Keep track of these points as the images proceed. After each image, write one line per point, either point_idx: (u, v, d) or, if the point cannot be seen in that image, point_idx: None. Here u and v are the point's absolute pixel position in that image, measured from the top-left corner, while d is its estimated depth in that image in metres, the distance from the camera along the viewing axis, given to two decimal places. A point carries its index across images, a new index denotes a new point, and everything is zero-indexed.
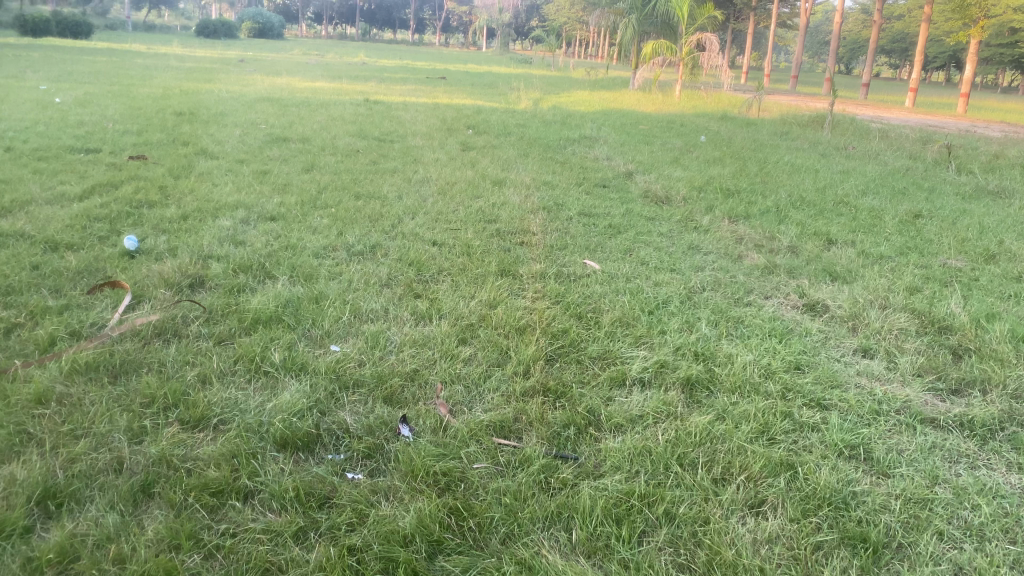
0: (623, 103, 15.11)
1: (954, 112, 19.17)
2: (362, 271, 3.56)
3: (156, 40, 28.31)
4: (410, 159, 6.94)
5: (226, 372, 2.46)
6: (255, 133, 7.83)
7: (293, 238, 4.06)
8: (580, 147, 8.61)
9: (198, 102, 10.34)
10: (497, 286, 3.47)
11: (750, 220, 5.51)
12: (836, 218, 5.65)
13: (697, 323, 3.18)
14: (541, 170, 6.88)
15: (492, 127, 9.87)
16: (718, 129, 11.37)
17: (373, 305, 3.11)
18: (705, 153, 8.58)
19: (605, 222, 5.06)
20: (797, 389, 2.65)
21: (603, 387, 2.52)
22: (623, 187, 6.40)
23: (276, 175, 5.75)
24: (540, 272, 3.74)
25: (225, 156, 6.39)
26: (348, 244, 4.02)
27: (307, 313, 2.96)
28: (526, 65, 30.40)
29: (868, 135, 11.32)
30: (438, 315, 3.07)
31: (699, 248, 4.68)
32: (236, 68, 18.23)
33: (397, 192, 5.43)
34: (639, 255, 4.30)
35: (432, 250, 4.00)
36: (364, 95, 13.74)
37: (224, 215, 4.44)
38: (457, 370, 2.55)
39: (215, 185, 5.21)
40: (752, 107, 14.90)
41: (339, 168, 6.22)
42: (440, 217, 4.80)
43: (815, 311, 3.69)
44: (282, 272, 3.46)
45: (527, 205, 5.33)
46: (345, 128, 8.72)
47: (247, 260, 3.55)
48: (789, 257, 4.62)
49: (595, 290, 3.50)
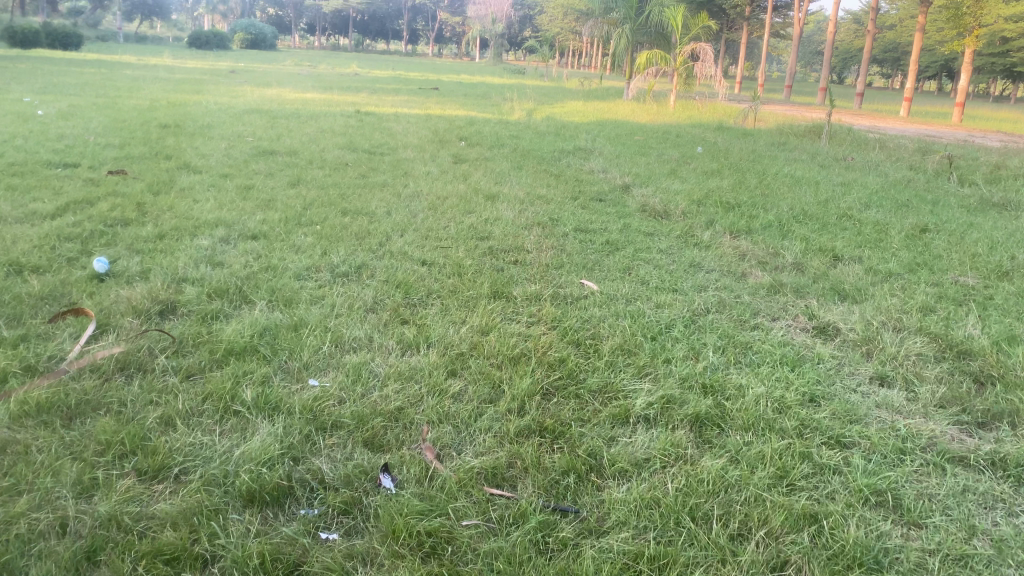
0: (617, 114, 14.95)
1: (950, 121, 19.07)
2: (346, 294, 3.35)
3: (147, 52, 28.06)
4: (400, 173, 6.75)
5: (192, 413, 2.24)
6: (241, 146, 7.63)
7: (274, 258, 3.85)
8: (575, 158, 8.43)
9: (185, 114, 10.14)
10: (490, 309, 3.27)
11: (752, 235, 5.32)
12: (839, 233, 5.47)
13: (702, 350, 2.98)
14: (535, 183, 6.69)
15: (485, 138, 9.69)
16: (714, 139, 11.20)
17: (356, 333, 2.90)
18: (702, 164, 8.40)
19: (602, 238, 4.87)
20: (814, 425, 2.45)
21: (604, 426, 2.31)
22: (620, 200, 6.21)
23: (261, 190, 5.55)
24: (536, 293, 3.54)
25: (209, 170, 6.18)
26: (332, 264, 3.81)
27: (285, 343, 2.76)
28: (518, 76, 30.31)
29: (866, 145, 11.18)
30: (426, 343, 2.86)
31: (701, 265, 4.49)
32: (226, 80, 18.02)
33: (386, 207, 5.23)
34: (638, 273, 4.10)
35: (421, 270, 3.80)
36: (355, 106, 13.55)
37: (202, 234, 4.23)
38: (445, 408, 2.34)
39: (195, 202, 5.01)
40: (748, 116, 14.75)
41: (327, 182, 6.03)
42: (430, 234, 4.60)
43: (826, 333, 3.49)
44: (260, 296, 3.25)
45: (521, 221, 5.13)
46: (335, 140, 8.52)
47: (223, 283, 3.35)
48: (794, 275, 4.44)
49: (593, 313, 3.30)
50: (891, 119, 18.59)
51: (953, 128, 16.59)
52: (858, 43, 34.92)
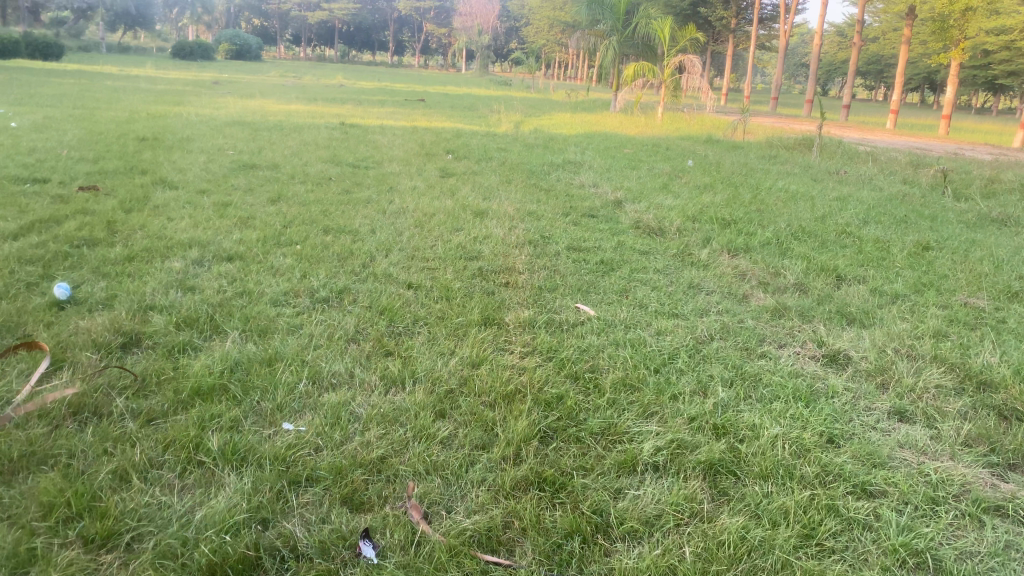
0: (605, 126, 14.81)
1: (937, 133, 19.06)
2: (326, 323, 3.12)
3: (129, 62, 27.66)
4: (385, 188, 6.52)
5: (149, 466, 2.01)
6: (220, 161, 7.38)
7: (250, 282, 3.62)
8: (565, 172, 8.24)
9: (164, 126, 9.87)
10: (481, 338, 3.05)
11: (751, 253, 5.13)
12: (840, 251, 5.30)
13: (710, 385, 2.77)
14: (525, 198, 6.49)
15: (473, 152, 9.48)
16: (705, 153, 11.06)
17: (336, 368, 2.67)
18: (694, 178, 8.23)
19: (596, 257, 4.67)
20: (837, 471, 2.24)
21: (609, 476, 2.10)
22: (612, 216, 6.02)
23: (240, 207, 5.31)
24: (529, 320, 3.32)
25: (185, 186, 5.93)
26: (312, 288, 3.58)
27: (260, 379, 2.54)
28: (505, 87, 30.18)
29: (857, 158, 11.08)
30: (412, 379, 2.64)
31: (700, 287, 4.29)
32: (209, 91, 17.73)
33: (369, 225, 5.00)
34: (636, 296, 3.90)
35: (406, 294, 3.58)
36: (340, 118, 13.32)
37: (174, 255, 3.99)
38: (433, 456, 2.12)
39: (169, 221, 4.76)
40: (738, 129, 14.65)
41: (309, 198, 5.80)
42: (416, 254, 4.38)
43: (836, 362, 3.30)
44: (232, 325, 3.01)
45: (512, 238, 4.93)
46: (318, 154, 8.29)
47: (194, 312, 3.11)
48: (796, 296, 4.25)
49: (591, 342, 3.09)
50: (879, 131, 18.54)
51: (941, 140, 16.57)
52: (842, 56, 35.08)
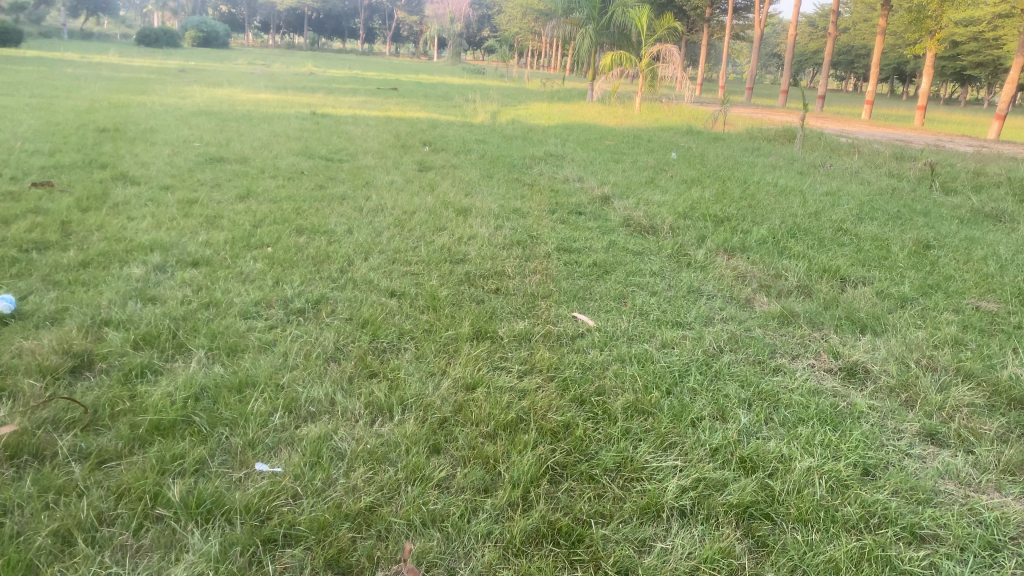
0: (583, 117, 14.55)
1: (912, 124, 19.02)
2: (302, 339, 2.83)
3: (92, 50, 26.83)
4: (361, 183, 6.21)
5: (98, 523, 1.71)
6: (186, 154, 7.01)
7: (218, 291, 3.31)
8: (547, 165, 7.98)
9: (127, 116, 9.45)
10: (474, 357, 2.77)
11: (748, 253, 4.90)
12: (838, 250, 5.09)
13: (728, 408, 2.52)
14: (508, 194, 6.21)
15: (450, 143, 9.17)
16: (687, 145, 10.84)
17: (314, 394, 2.38)
18: (680, 172, 8.00)
19: (588, 259, 4.41)
20: (881, 512, 2.01)
21: (632, 525, 1.85)
22: (600, 213, 5.77)
23: (206, 205, 4.97)
24: (524, 334, 3.06)
25: (147, 182, 5.58)
26: (286, 298, 3.28)
27: (230, 409, 2.24)
28: (479, 76, 29.86)
29: (839, 150, 10.94)
30: (401, 407, 2.36)
31: (700, 291, 4.05)
32: (175, 80, 17.21)
33: (346, 225, 4.70)
34: (635, 303, 3.65)
35: (389, 305, 3.29)
36: (311, 107, 12.94)
37: (135, 260, 3.66)
38: (430, 505, 1.85)
39: (129, 221, 4.42)
40: (717, 120, 14.46)
41: (280, 194, 5.48)
42: (397, 257, 4.09)
43: (855, 376, 3.07)
44: (197, 342, 2.71)
45: (498, 239, 4.66)
46: (290, 146, 7.94)
47: (155, 327, 2.80)
48: (801, 301, 4.03)
49: (594, 359, 2.84)
50: (855, 123, 18.49)
51: (916, 132, 16.55)
52: (816, 46, 35.13)
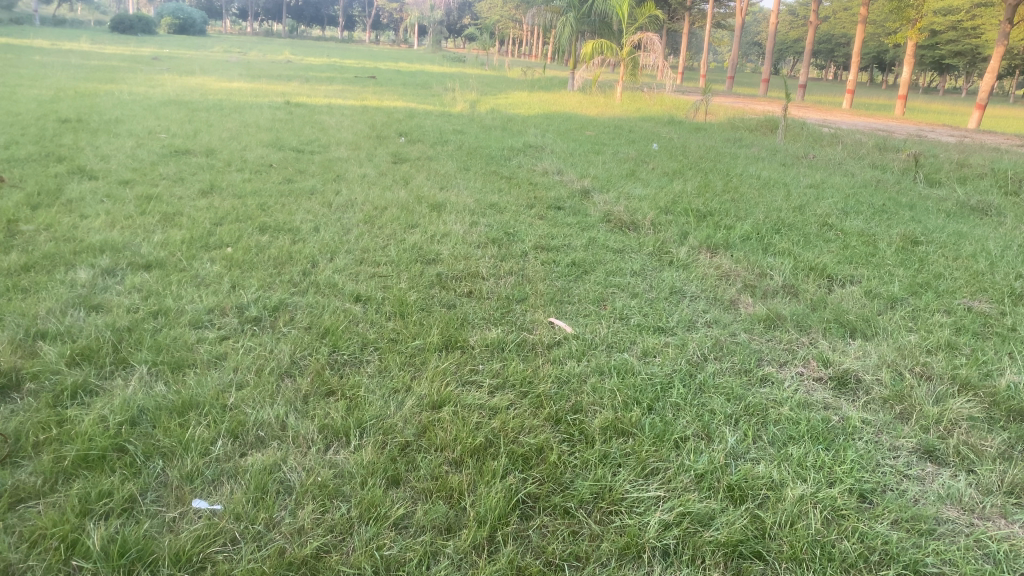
0: (563, 106, 14.34)
1: (893, 114, 18.93)
2: (256, 353, 2.62)
3: (63, 37, 26.23)
4: (332, 176, 5.98)
5: None
6: (150, 145, 6.74)
7: (169, 296, 3.09)
8: (526, 157, 7.77)
9: (91, 106, 9.14)
10: (441, 371, 2.58)
11: (731, 250, 4.73)
12: (825, 247, 4.93)
13: (713, 425, 2.35)
14: (485, 188, 6.00)
15: (427, 134, 8.94)
16: (668, 135, 10.68)
17: (264, 418, 2.18)
18: (661, 164, 7.82)
19: (566, 258, 4.23)
20: (882, 547, 1.84)
21: (608, 568, 1.67)
22: (580, 208, 5.58)
23: (166, 201, 4.73)
24: (497, 343, 2.86)
25: (105, 176, 5.32)
26: (242, 304, 3.07)
27: (168, 437, 2.04)
28: (459, 64, 29.56)
29: (821, 140, 10.82)
30: (358, 430, 2.16)
31: (683, 291, 3.88)
32: (147, 67, 16.83)
33: (312, 222, 4.48)
34: (615, 307, 3.46)
35: (353, 313, 3.09)
36: (286, 96, 12.65)
37: (83, 262, 3.44)
38: (384, 551, 1.66)
39: (81, 219, 4.17)
40: (700, 109, 14.30)
41: (246, 189, 5.24)
42: (365, 258, 3.89)
43: (846, 385, 2.91)
44: (139, 357, 2.49)
45: (473, 237, 4.46)
46: (259, 137, 7.68)
47: (94, 339, 2.58)
48: (787, 302, 3.86)
49: (570, 371, 2.65)
50: (836, 112, 18.39)
51: (896, 121, 16.46)
52: (796, 34, 35.10)
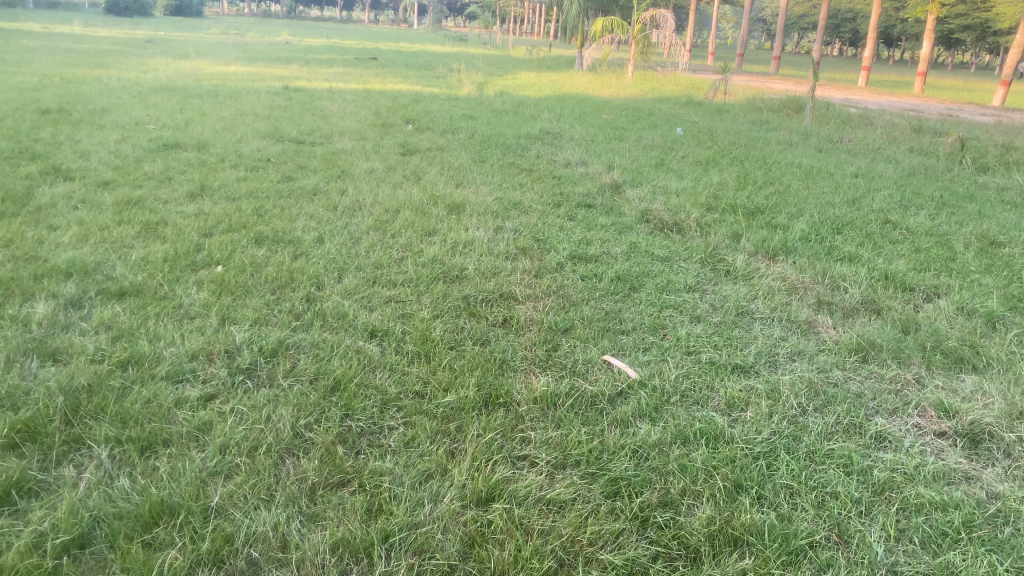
0: (574, 87, 13.70)
1: (913, 91, 18.15)
2: (250, 420, 2.07)
3: (55, 20, 25.53)
4: (335, 171, 5.43)
5: None
6: (136, 139, 6.16)
7: (144, 337, 2.53)
8: (544, 146, 7.20)
9: (78, 94, 8.57)
10: (484, 445, 2.01)
11: (791, 255, 4.17)
12: (895, 250, 4.35)
13: (845, 525, 1.81)
14: (504, 184, 5.43)
15: (436, 121, 8.33)
16: (691, 118, 10.07)
17: (259, 532, 1.63)
18: (691, 152, 7.22)
19: (608, 270, 3.67)
20: None
21: None
22: (612, 206, 5.02)
23: (149, 207, 4.17)
24: (548, 397, 2.30)
25: (83, 176, 4.76)
26: (232, 348, 2.51)
27: (127, 571, 1.49)
28: (461, 44, 28.88)
29: (850, 122, 10.20)
30: (384, 546, 1.62)
31: (751, 311, 3.32)
32: (141, 50, 16.21)
33: (315, 230, 3.92)
34: (679, 336, 2.89)
35: (369, 355, 2.53)
36: (284, 80, 12.04)
37: (45, 290, 2.87)
38: None
39: (49, 231, 3.61)
40: (718, 89, 13.60)
41: (240, 189, 4.68)
42: (378, 276, 3.33)
43: (979, 445, 2.34)
44: (99, 433, 1.94)
45: (500, 246, 3.91)
46: (256, 127, 7.11)
47: (41, 407, 2.02)
48: (872, 324, 3.29)
49: (648, 439, 2.08)
50: (855, 90, 17.63)
51: (919, 99, 15.74)
52: (805, 9, 34.19)
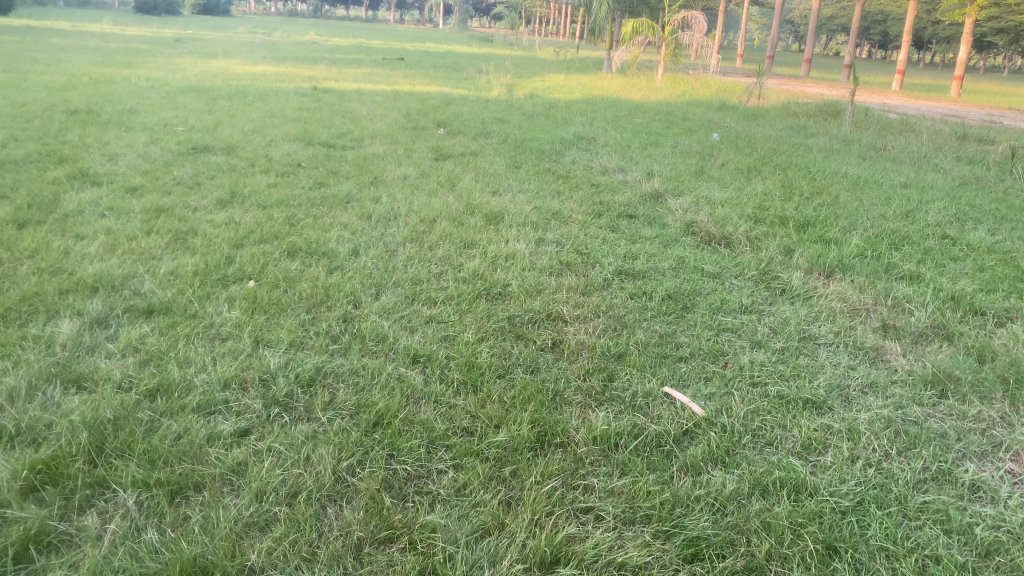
0: (605, 89, 13.49)
1: (949, 96, 17.71)
2: (288, 462, 1.90)
3: (86, 18, 25.70)
4: (368, 177, 5.27)
5: None
6: (165, 141, 6.04)
7: (174, 361, 2.37)
8: (579, 151, 7.00)
9: (107, 94, 8.49)
10: (545, 494, 1.83)
11: (849, 273, 3.94)
12: (958, 269, 4.11)
13: None
14: (542, 191, 5.24)
15: (467, 124, 8.16)
16: (726, 123, 9.82)
17: None
18: (731, 159, 7.00)
19: (658, 288, 3.47)
20: None
21: None
22: (655, 216, 4.82)
23: (178, 214, 4.03)
24: (609, 437, 2.11)
25: (110, 181, 4.63)
26: (268, 375, 2.34)
27: None
28: (488, 44, 28.73)
29: (891, 128, 9.90)
30: None
31: (814, 336, 3.11)
32: (170, 49, 16.20)
33: (350, 241, 3.75)
34: (742, 365, 2.69)
35: (413, 384, 2.35)
36: (313, 81, 11.93)
37: (70, 307, 2.73)
38: None
39: (76, 241, 3.48)
40: (753, 93, 13.32)
41: (272, 196, 4.53)
42: (418, 293, 3.15)
43: None
44: (126, 476, 1.78)
45: (542, 260, 3.72)
46: (285, 129, 6.97)
47: (64, 444, 1.86)
48: (947, 351, 3.06)
49: (724, 490, 1.89)
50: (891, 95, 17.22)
51: (958, 105, 15.33)
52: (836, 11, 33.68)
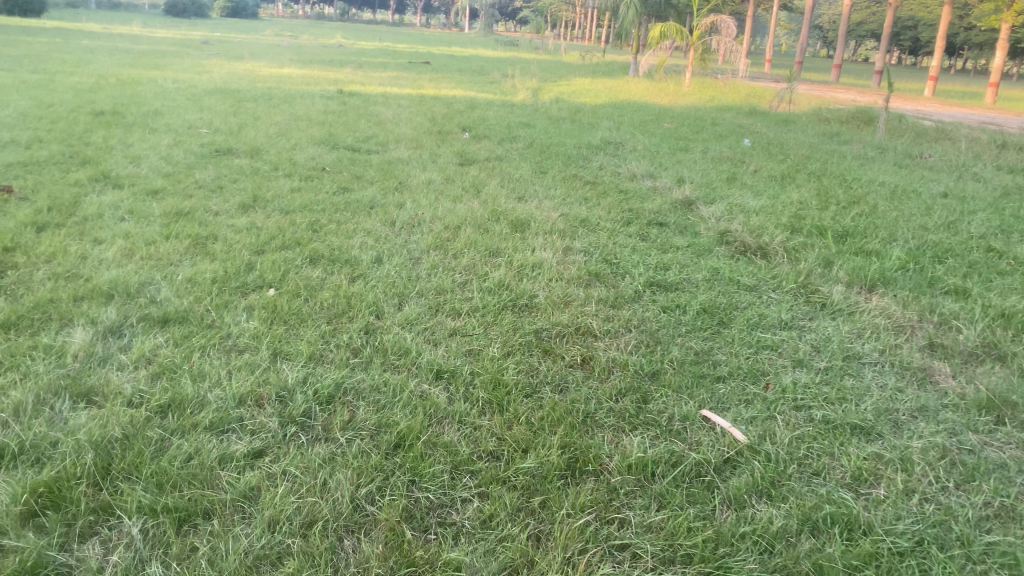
0: (632, 94, 13.32)
1: (983, 102, 17.33)
2: (303, 487, 1.78)
3: (117, 20, 25.96)
4: (393, 182, 5.17)
5: None
6: (188, 143, 5.99)
7: (188, 375, 2.27)
8: (607, 157, 6.86)
9: (134, 95, 8.49)
10: (578, 529, 1.70)
11: (891, 287, 3.77)
12: (1006, 283, 3.92)
13: None
14: (570, 198, 5.11)
15: (493, 128, 8.05)
16: (757, 128, 9.64)
17: None
18: (763, 166, 6.82)
19: (692, 301, 3.32)
20: None
21: None
22: (687, 225, 4.67)
23: (199, 218, 3.95)
24: (645, 464, 1.97)
25: (132, 183, 4.57)
26: (284, 391, 2.23)
27: None
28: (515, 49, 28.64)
29: (926, 136, 9.65)
30: None
31: (858, 355, 2.95)
32: (198, 51, 16.27)
33: (373, 248, 3.65)
34: (784, 387, 2.53)
35: (436, 402, 2.22)
36: (338, 84, 11.88)
37: (84, 315, 2.64)
38: None
39: (94, 246, 3.40)
40: (784, 99, 13.09)
41: (294, 201, 4.44)
42: (442, 304, 3.03)
43: None
44: (131, 501, 1.67)
45: (570, 271, 3.58)
46: (310, 133, 6.90)
47: (68, 465, 1.76)
48: (1001, 372, 2.88)
49: (772, 529, 1.74)
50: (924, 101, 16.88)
51: (994, 112, 14.97)
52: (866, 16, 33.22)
